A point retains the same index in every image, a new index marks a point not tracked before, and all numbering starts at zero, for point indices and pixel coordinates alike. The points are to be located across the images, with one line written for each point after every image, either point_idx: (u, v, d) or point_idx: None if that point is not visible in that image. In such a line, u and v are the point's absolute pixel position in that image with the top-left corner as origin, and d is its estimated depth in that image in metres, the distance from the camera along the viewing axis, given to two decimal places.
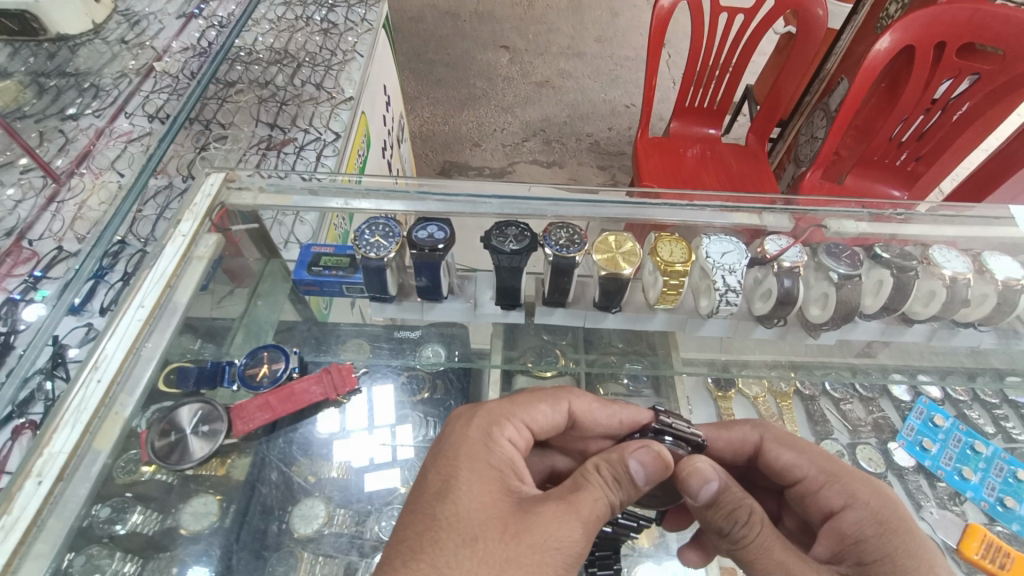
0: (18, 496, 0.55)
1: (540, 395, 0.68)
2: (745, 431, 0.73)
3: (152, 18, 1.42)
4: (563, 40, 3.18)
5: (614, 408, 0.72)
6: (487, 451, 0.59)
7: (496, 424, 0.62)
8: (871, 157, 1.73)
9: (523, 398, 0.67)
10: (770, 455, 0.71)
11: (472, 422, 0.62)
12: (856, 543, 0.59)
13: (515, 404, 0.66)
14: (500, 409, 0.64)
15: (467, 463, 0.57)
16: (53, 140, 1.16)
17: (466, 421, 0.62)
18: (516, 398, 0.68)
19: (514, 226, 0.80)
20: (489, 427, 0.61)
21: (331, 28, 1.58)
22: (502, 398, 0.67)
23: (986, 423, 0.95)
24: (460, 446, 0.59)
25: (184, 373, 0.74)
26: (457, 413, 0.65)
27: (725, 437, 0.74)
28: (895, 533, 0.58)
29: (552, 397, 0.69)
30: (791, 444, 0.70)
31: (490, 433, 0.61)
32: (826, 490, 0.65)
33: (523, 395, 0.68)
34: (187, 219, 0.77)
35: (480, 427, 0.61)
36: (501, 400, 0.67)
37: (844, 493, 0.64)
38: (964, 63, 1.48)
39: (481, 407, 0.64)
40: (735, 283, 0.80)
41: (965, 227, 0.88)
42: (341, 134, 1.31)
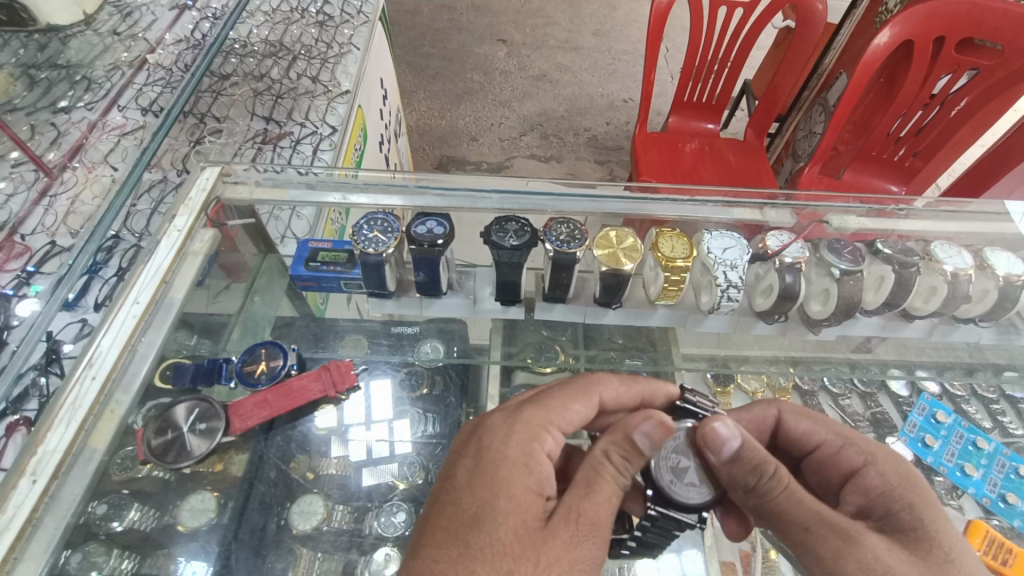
0: (12, 495, 0.55)
1: (573, 396, 0.66)
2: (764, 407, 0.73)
3: (144, 10, 1.39)
4: (560, 34, 3.16)
5: (637, 384, 0.71)
6: (525, 473, 0.56)
7: (534, 440, 0.59)
8: (869, 152, 1.73)
9: (559, 402, 0.64)
10: (791, 426, 0.71)
11: (510, 439, 0.59)
12: (881, 494, 0.61)
13: (550, 407, 0.63)
14: (538, 421, 0.61)
15: (505, 486, 0.55)
16: (45, 133, 1.14)
17: (503, 435, 0.59)
18: (550, 398, 0.64)
19: (514, 222, 0.79)
20: (527, 444, 0.58)
21: (327, 20, 1.56)
22: (537, 401, 0.64)
23: (983, 418, 0.95)
24: (497, 464, 0.56)
25: (181, 369, 0.73)
26: (490, 420, 0.62)
27: (747, 417, 0.73)
28: (914, 485, 0.61)
29: (585, 397, 0.67)
30: (808, 415, 0.71)
31: (528, 452, 0.58)
32: (846, 452, 0.67)
33: (558, 396, 0.65)
34: (182, 214, 0.76)
35: (519, 445, 0.58)
36: (535, 405, 0.63)
37: (862, 452, 0.66)
38: (962, 57, 1.47)
39: (518, 417, 0.61)
40: (736, 279, 0.79)
41: (964, 223, 0.88)
42: (338, 128, 1.30)
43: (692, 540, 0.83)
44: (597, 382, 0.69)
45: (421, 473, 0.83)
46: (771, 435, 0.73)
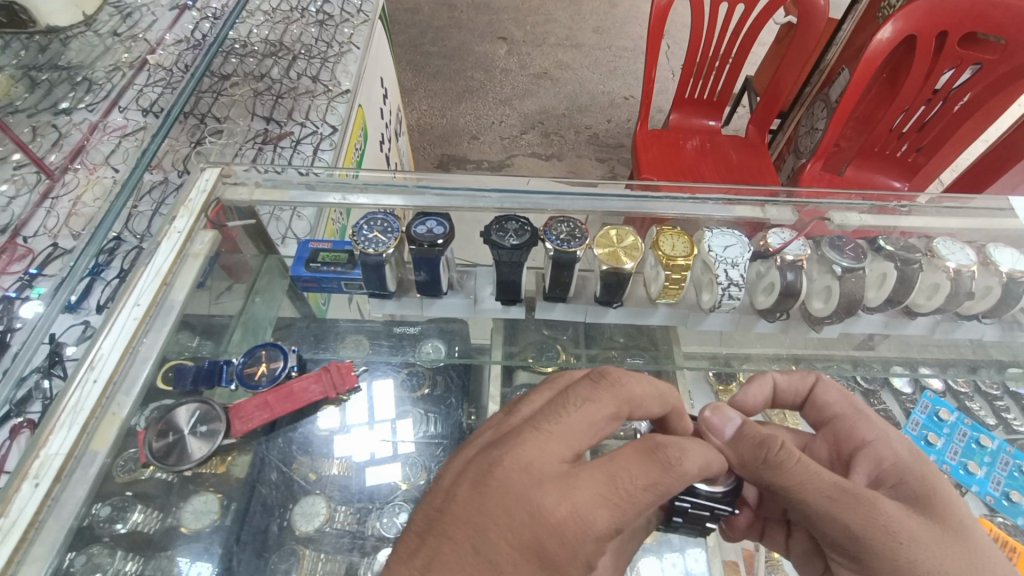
0: (14, 499, 0.55)
1: (653, 498, 0.50)
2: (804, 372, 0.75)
3: (144, 11, 1.39)
4: (561, 31, 3.15)
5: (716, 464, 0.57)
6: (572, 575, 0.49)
7: (598, 548, 0.48)
8: (871, 148, 1.72)
9: (636, 504, 0.50)
10: (821, 395, 0.72)
11: (574, 553, 0.47)
12: (894, 467, 0.61)
13: (623, 503, 0.49)
14: (607, 529, 0.48)
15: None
16: (46, 135, 1.14)
17: (568, 542, 0.47)
18: (627, 491, 0.49)
19: (514, 221, 0.79)
20: (590, 556, 0.48)
21: (327, 19, 1.56)
22: (614, 496, 0.49)
23: (987, 414, 0.94)
24: (553, 569, 0.46)
25: (181, 372, 0.74)
26: (552, 509, 0.47)
27: (789, 379, 0.74)
28: (923, 459, 0.62)
29: (666, 493, 0.51)
30: (836, 388, 0.73)
31: (588, 561, 0.48)
32: (862, 428, 0.67)
33: (640, 492, 0.49)
34: (182, 215, 0.77)
35: (582, 557, 0.47)
36: (609, 501, 0.48)
37: (874, 428, 0.67)
38: (966, 52, 1.46)
39: (589, 519, 0.47)
40: (737, 278, 0.79)
41: (968, 219, 0.87)
42: (338, 127, 1.30)
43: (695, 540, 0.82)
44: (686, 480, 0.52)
45: (423, 474, 0.82)
46: (801, 403, 0.75)
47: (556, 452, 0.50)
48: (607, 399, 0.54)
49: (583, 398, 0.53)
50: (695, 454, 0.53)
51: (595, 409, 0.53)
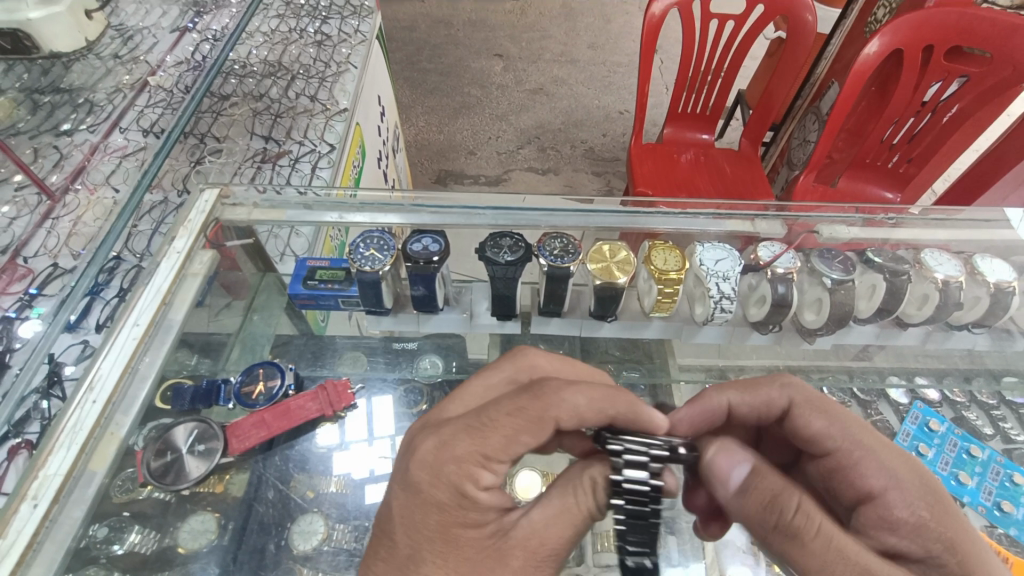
0: (14, 520, 0.55)
1: (522, 424, 0.56)
2: (773, 391, 0.66)
3: (145, 33, 1.42)
4: (556, 47, 3.20)
5: (611, 403, 0.61)
6: (459, 507, 0.54)
7: (467, 474, 0.54)
8: (863, 159, 1.74)
9: (501, 430, 0.55)
10: (797, 418, 0.64)
11: (440, 477, 0.54)
12: (912, 529, 0.54)
13: (487, 430, 0.55)
14: (473, 455, 0.55)
15: (439, 524, 0.54)
16: (48, 156, 1.16)
17: (431, 468, 0.55)
18: (489, 418, 0.56)
19: (508, 237, 0.80)
20: (460, 481, 0.54)
21: (325, 40, 1.59)
22: (475, 425, 0.56)
23: (983, 424, 0.90)
24: (428, 489, 0.55)
25: (179, 391, 0.74)
26: (421, 443, 0.57)
27: (750, 400, 0.67)
28: (943, 517, 0.55)
29: (540, 419, 0.56)
30: (822, 407, 0.64)
31: (461, 489, 0.54)
32: (856, 468, 0.59)
33: (502, 418, 0.56)
34: (182, 236, 0.78)
35: (450, 480, 0.54)
36: (470, 430, 0.55)
37: (882, 469, 0.58)
38: (952, 65, 1.49)
39: (450, 446, 0.55)
40: (729, 291, 0.80)
41: (956, 231, 0.89)
42: (336, 146, 1.32)
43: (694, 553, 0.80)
44: (552, 403, 0.56)
45: None
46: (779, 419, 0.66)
47: (453, 410, 0.63)
48: (506, 367, 0.67)
49: (487, 369, 0.67)
50: (569, 385, 0.58)
51: (492, 377, 0.66)
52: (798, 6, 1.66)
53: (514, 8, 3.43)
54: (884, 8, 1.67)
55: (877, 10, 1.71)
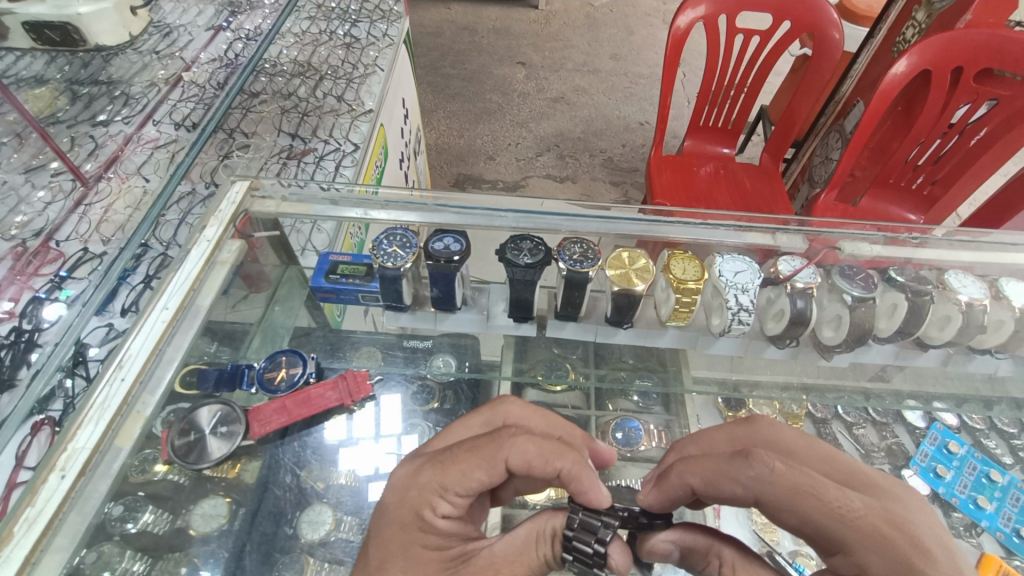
0: (42, 490, 0.57)
1: (476, 461, 0.59)
2: (734, 489, 0.54)
3: (182, 31, 1.47)
4: (578, 57, 3.23)
5: (564, 455, 0.60)
6: (421, 530, 0.58)
7: (427, 501, 0.58)
8: (886, 179, 1.72)
9: (459, 464, 0.59)
10: (766, 514, 0.53)
11: (404, 500, 0.59)
12: None
13: (445, 464, 0.60)
14: (433, 484, 0.59)
15: (401, 543, 0.56)
16: (83, 145, 1.20)
17: (398, 493, 0.60)
18: (450, 455, 0.60)
19: (529, 240, 0.82)
20: (418, 505, 0.58)
21: (353, 42, 1.62)
22: (437, 459, 0.61)
23: (1003, 452, 0.91)
24: (389, 515, 0.59)
25: (204, 375, 0.76)
26: (397, 472, 0.62)
27: (713, 496, 0.57)
28: None
29: (490, 460, 0.58)
30: (791, 504, 0.51)
31: (421, 513, 0.58)
32: (832, 559, 0.50)
33: (460, 454, 0.60)
34: (213, 225, 0.80)
35: (410, 506, 0.58)
36: (434, 463, 0.60)
37: (855, 564, 0.48)
38: (981, 87, 1.48)
39: (415, 475, 0.60)
40: (747, 303, 0.80)
41: (983, 253, 0.87)
42: (360, 146, 1.35)
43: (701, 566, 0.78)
44: (506, 444, 0.59)
45: None
46: None
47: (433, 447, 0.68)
48: (484, 411, 0.70)
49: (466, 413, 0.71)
50: (523, 433, 0.60)
51: (471, 419, 0.70)
52: (825, 23, 1.65)
53: (539, 18, 3.46)
54: (913, 29, 1.66)
55: (905, 30, 1.70)
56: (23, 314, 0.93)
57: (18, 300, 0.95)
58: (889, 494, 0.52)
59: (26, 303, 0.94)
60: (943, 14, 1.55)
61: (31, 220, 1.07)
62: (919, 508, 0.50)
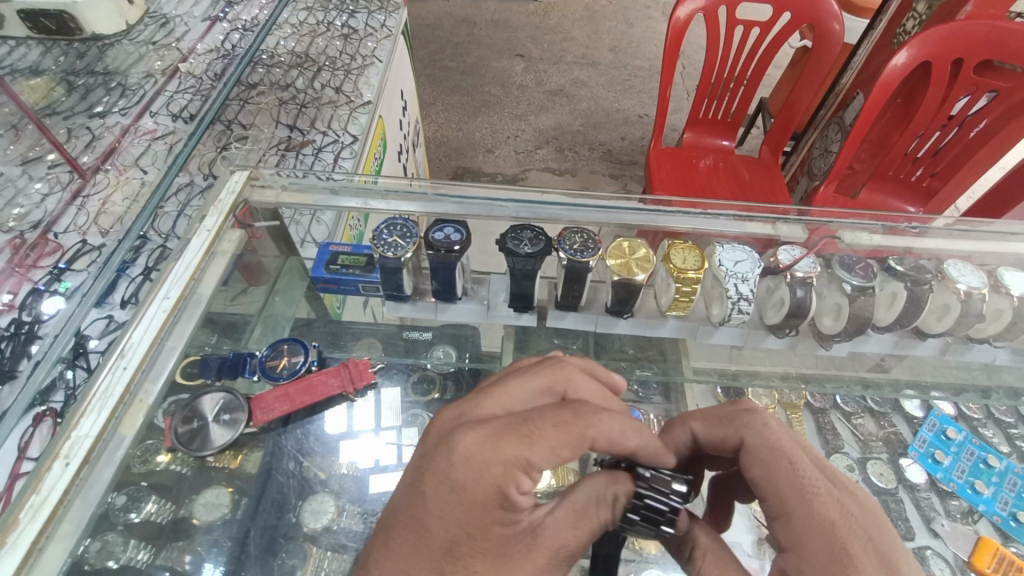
0: (47, 477, 0.57)
1: (565, 438, 0.54)
2: (725, 431, 0.60)
3: (179, 21, 1.45)
4: (578, 50, 3.21)
5: (640, 429, 0.61)
6: (500, 508, 0.51)
7: (513, 476, 0.52)
8: (886, 172, 1.72)
9: (547, 440, 0.53)
10: (739, 463, 0.58)
11: (486, 476, 0.51)
12: None
13: (533, 438, 0.53)
14: (520, 459, 0.52)
15: (476, 522, 0.51)
16: (80, 137, 1.19)
17: (476, 466, 0.51)
18: (536, 428, 0.54)
19: (529, 230, 0.81)
20: (505, 484, 0.51)
21: (351, 34, 1.61)
22: (523, 430, 0.53)
23: (1000, 441, 0.92)
24: (466, 493, 0.51)
25: (205, 363, 0.76)
26: (463, 439, 0.53)
27: (707, 436, 0.62)
28: None
29: (581, 440, 0.55)
30: (768, 459, 0.55)
31: (505, 490, 0.51)
32: (772, 524, 0.53)
33: (549, 428, 0.54)
34: (212, 215, 0.79)
35: (495, 483, 0.51)
36: (519, 433, 0.53)
37: (791, 535, 0.51)
38: (981, 79, 1.47)
39: (498, 446, 0.52)
40: (747, 292, 0.80)
41: (982, 243, 0.88)
42: (359, 137, 1.34)
43: None
44: (593, 422, 0.57)
45: None
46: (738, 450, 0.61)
47: (487, 408, 0.60)
48: (543, 375, 0.64)
49: (519, 373, 0.64)
50: (602, 411, 0.59)
51: (527, 380, 0.64)
52: (825, 14, 1.65)
53: (538, 9, 3.43)
54: (914, 20, 1.66)
55: (906, 22, 1.70)
56: (22, 306, 0.93)
57: (17, 292, 0.95)
58: (858, 501, 0.54)
59: (25, 296, 0.95)
60: (943, 5, 1.55)
61: (29, 212, 1.06)
62: (875, 520, 0.52)
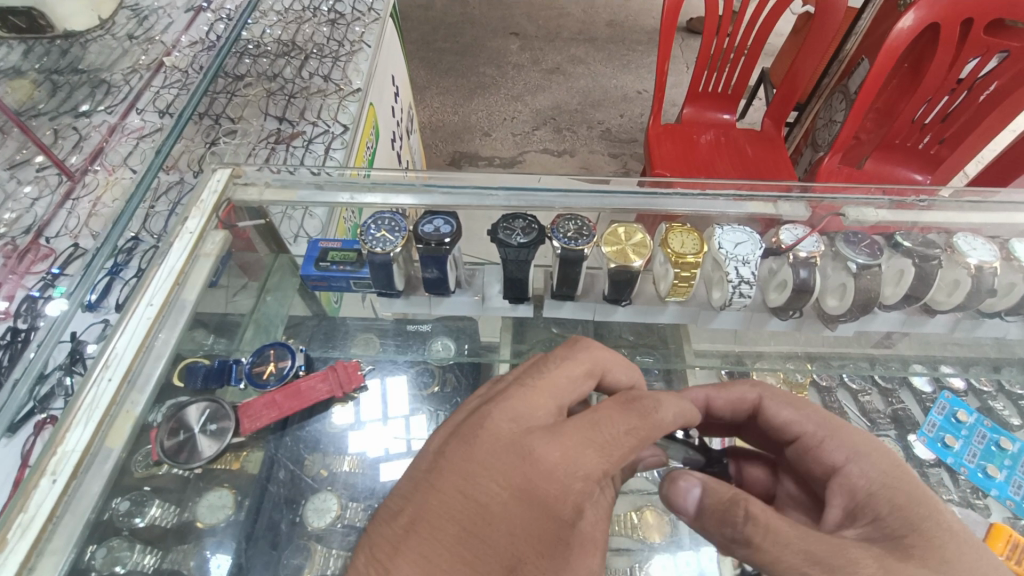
0: (34, 494, 0.57)
1: (636, 439, 0.54)
2: (745, 388, 0.67)
3: (160, 13, 1.41)
4: (573, 25, 3.13)
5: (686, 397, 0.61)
6: (569, 524, 0.50)
7: (588, 492, 0.51)
8: (892, 141, 1.67)
9: (621, 445, 0.53)
10: (768, 413, 0.65)
11: (564, 492, 0.50)
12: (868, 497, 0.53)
13: (607, 445, 0.53)
14: (594, 470, 0.52)
15: (546, 538, 0.49)
16: (67, 138, 1.17)
17: (553, 481, 0.51)
18: (607, 434, 0.53)
19: (521, 219, 0.79)
20: (579, 498, 0.51)
21: (338, 18, 1.57)
22: (598, 440, 0.52)
23: (1010, 414, 0.90)
24: (542, 505, 0.50)
25: (193, 369, 0.76)
26: (541, 451, 0.52)
27: (724, 397, 0.68)
28: (902, 488, 0.53)
29: (651, 438, 0.55)
30: (791, 404, 0.64)
31: (578, 505, 0.51)
32: (828, 449, 0.59)
33: (621, 433, 0.53)
34: (195, 216, 0.78)
35: (571, 497, 0.51)
36: (595, 443, 0.52)
37: (846, 448, 0.58)
38: (992, 40, 1.42)
39: (574, 458, 0.51)
40: (748, 275, 0.78)
41: (993, 214, 0.84)
42: (350, 126, 1.30)
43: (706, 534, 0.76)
44: (663, 416, 0.55)
45: None
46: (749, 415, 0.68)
47: (539, 404, 0.57)
48: (584, 359, 0.62)
49: (561, 358, 0.61)
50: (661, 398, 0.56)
51: (573, 368, 0.61)
52: None
53: None
54: None
55: None
56: (18, 313, 0.92)
57: (12, 298, 0.94)
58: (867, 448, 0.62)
59: (20, 302, 0.94)
60: None
61: (20, 217, 1.05)
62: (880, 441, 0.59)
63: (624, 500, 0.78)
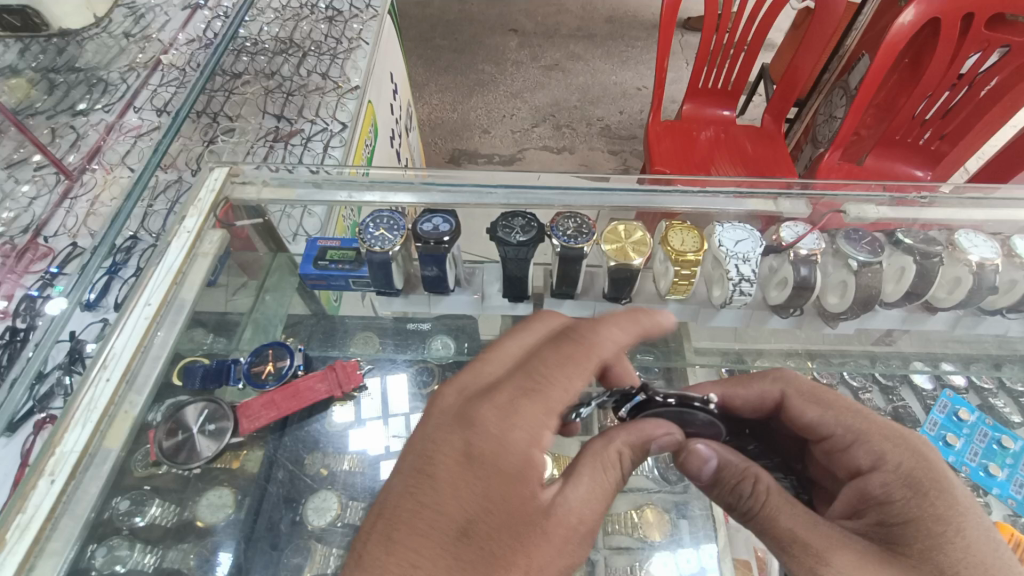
0: (32, 495, 0.57)
1: (576, 375, 0.53)
2: (764, 384, 0.67)
3: (157, 11, 1.41)
4: (573, 22, 3.11)
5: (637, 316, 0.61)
6: (522, 481, 0.49)
7: (536, 443, 0.50)
8: (892, 137, 1.65)
9: (559, 382, 0.52)
10: (791, 409, 0.64)
11: (507, 444, 0.49)
12: (881, 505, 0.53)
13: (543, 389, 0.52)
14: (537, 416, 0.51)
15: (497, 498, 0.48)
16: (65, 136, 1.16)
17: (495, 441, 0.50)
18: (542, 375, 0.53)
19: (520, 217, 0.78)
20: (525, 449, 0.49)
21: (336, 15, 1.56)
22: (533, 384, 0.52)
23: (1011, 411, 0.89)
24: (489, 465, 0.49)
25: (191, 371, 0.75)
26: (479, 413, 0.51)
27: (741, 396, 0.68)
28: (927, 496, 0.52)
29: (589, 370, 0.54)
30: (817, 400, 0.63)
31: (526, 458, 0.49)
32: (852, 452, 0.58)
33: (556, 371, 0.53)
34: (192, 215, 0.77)
35: (517, 450, 0.49)
36: (530, 391, 0.52)
37: (873, 452, 0.57)
38: (993, 34, 1.41)
39: (512, 413, 0.50)
40: (749, 273, 0.78)
41: (995, 210, 0.84)
42: (349, 124, 1.30)
43: (705, 531, 0.76)
44: (599, 347, 0.55)
45: None
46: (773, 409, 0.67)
47: (489, 372, 0.57)
48: (536, 325, 0.62)
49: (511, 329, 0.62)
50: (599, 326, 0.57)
51: (524, 334, 0.61)
52: None
53: None
54: None
55: None
56: (17, 312, 0.92)
57: (11, 298, 0.94)
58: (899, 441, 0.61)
59: (19, 302, 0.93)
60: None
61: (18, 216, 1.04)
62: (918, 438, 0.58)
63: (625, 499, 0.78)
